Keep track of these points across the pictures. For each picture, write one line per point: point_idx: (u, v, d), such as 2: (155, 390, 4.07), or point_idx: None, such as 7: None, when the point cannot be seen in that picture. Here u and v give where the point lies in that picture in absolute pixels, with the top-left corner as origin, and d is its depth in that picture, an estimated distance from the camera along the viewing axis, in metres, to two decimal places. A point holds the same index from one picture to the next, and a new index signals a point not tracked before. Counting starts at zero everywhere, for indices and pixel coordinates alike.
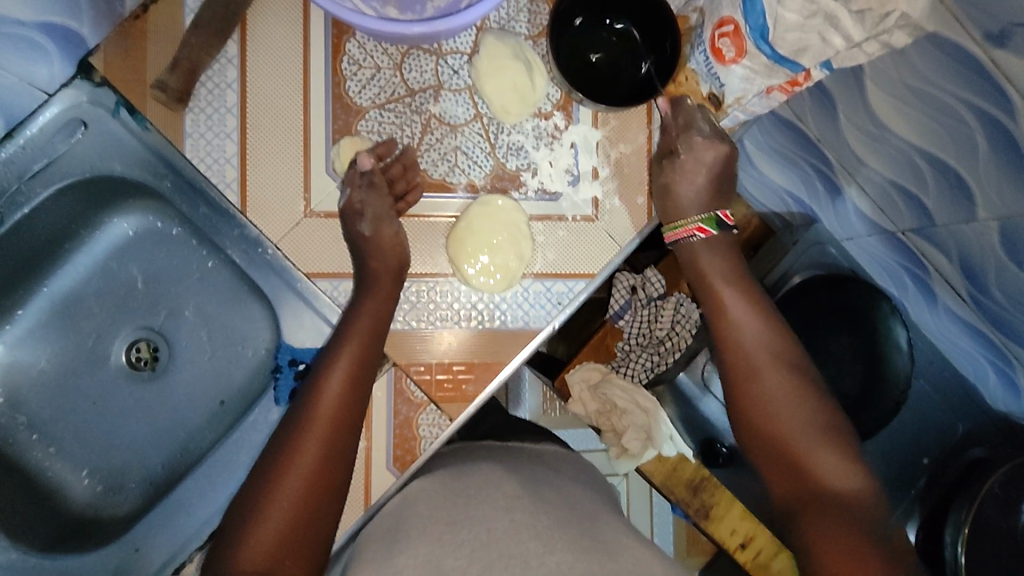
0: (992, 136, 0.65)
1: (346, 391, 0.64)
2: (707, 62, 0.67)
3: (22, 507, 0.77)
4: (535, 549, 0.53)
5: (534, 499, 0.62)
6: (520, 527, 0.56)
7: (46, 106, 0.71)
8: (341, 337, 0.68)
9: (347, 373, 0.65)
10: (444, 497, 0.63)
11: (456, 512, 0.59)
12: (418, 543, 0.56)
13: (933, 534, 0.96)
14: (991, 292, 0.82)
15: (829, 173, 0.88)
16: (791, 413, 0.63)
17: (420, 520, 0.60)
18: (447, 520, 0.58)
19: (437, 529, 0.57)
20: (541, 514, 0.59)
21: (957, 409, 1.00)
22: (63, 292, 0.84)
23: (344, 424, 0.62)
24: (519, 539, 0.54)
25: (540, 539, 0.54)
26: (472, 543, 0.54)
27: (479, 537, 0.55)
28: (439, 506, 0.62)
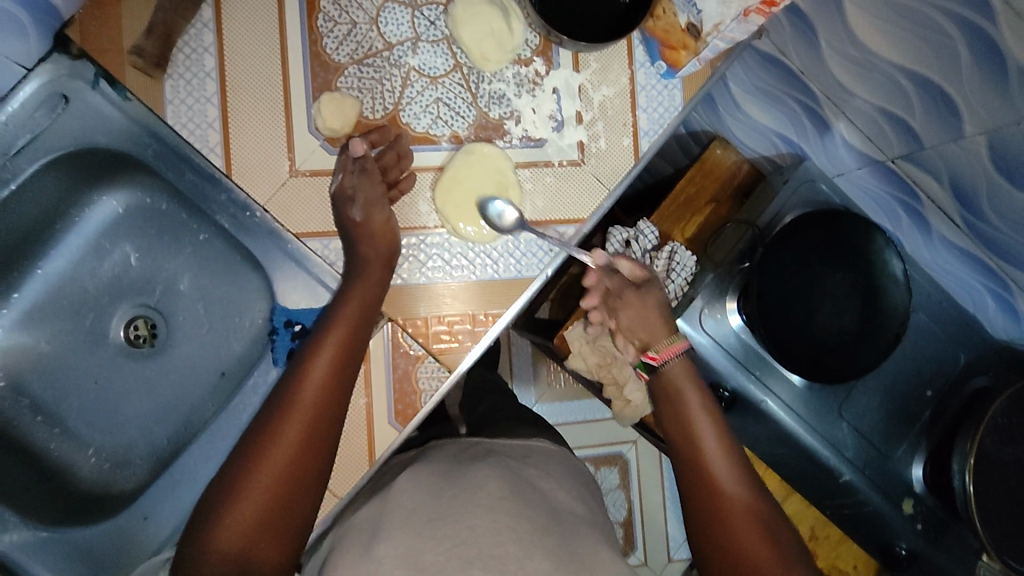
0: (975, 44, 0.65)
1: (333, 372, 0.63)
2: None
3: (30, 485, 0.78)
4: (514, 553, 0.54)
5: (520, 493, 0.63)
6: (501, 528, 0.57)
7: (24, 83, 0.71)
8: (328, 323, 0.67)
9: (335, 356, 0.64)
10: (428, 491, 0.64)
11: (438, 507, 0.61)
12: (397, 533, 0.59)
13: (940, 466, 0.96)
14: (986, 216, 0.82)
15: (815, 106, 0.88)
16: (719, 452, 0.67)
17: (406, 513, 0.62)
18: (428, 518, 0.59)
19: (419, 522, 0.59)
20: (524, 517, 0.59)
21: (959, 340, 0.99)
22: (58, 274, 0.84)
23: (326, 411, 0.61)
24: (500, 540, 0.55)
25: (521, 545, 0.55)
26: (453, 539, 0.56)
27: (457, 534, 0.57)
28: (422, 500, 0.63)
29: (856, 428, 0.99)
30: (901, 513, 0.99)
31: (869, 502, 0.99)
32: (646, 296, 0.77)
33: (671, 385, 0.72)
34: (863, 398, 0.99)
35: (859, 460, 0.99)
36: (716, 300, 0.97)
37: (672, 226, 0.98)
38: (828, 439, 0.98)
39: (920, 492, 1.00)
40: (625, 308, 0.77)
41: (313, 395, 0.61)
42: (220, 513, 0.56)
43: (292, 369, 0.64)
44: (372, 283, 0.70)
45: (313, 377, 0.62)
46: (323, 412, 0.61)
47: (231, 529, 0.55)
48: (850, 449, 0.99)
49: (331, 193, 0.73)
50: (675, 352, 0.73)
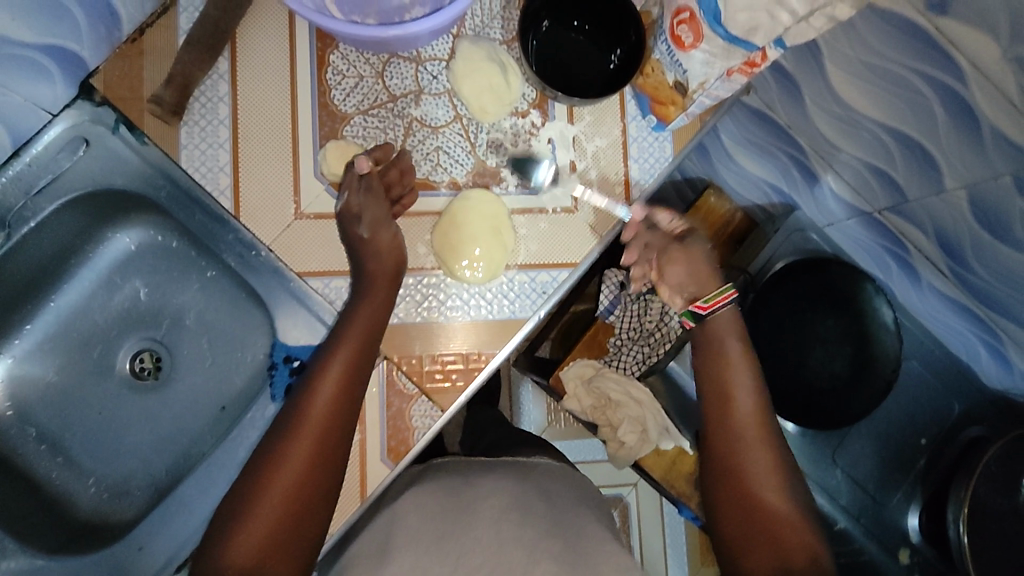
0: (948, 104, 0.68)
1: (340, 394, 0.65)
2: (669, 51, 0.71)
3: (29, 514, 0.79)
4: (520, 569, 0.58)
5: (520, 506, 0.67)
6: (507, 540, 0.62)
7: (50, 126, 0.75)
8: (339, 336, 0.69)
9: (343, 376, 0.66)
10: (434, 509, 0.66)
11: (449, 523, 0.64)
12: (405, 555, 0.61)
13: (937, 516, 0.95)
14: (972, 267, 0.84)
15: (804, 159, 0.91)
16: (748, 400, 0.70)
17: (414, 524, 0.65)
18: (435, 535, 0.63)
19: (429, 539, 0.62)
20: (525, 528, 0.63)
21: (953, 389, 0.99)
22: (69, 307, 0.87)
23: (335, 428, 0.64)
24: (505, 553, 0.60)
25: (524, 553, 0.60)
26: (461, 554, 0.60)
27: (467, 545, 0.61)
28: (429, 515, 0.66)
29: (851, 475, 0.99)
30: (898, 563, 0.98)
31: (866, 551, 0.98)
32: (692, 249, 0.79)
33: (712, 335, 0.74)
34: (857, 444, 1.00)
35: (853, 509, 0.99)
36: None
37: None
38: (823, 485, 0.98)
39: (917, 543, 0.99)
40: (670, 264, 0.79)
41: (320, 418, 0.63)
42: (221, 545, 0.57)
43: (300, 388, 0.66)
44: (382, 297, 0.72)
45: (322, 395, 0.65)
46: (329, 429, 0.63)
47: (242, 543, 0.58)
48: (845, 496, 0.99)
49: (338, 213, 0.76)
50: (725, 302, 0.74)
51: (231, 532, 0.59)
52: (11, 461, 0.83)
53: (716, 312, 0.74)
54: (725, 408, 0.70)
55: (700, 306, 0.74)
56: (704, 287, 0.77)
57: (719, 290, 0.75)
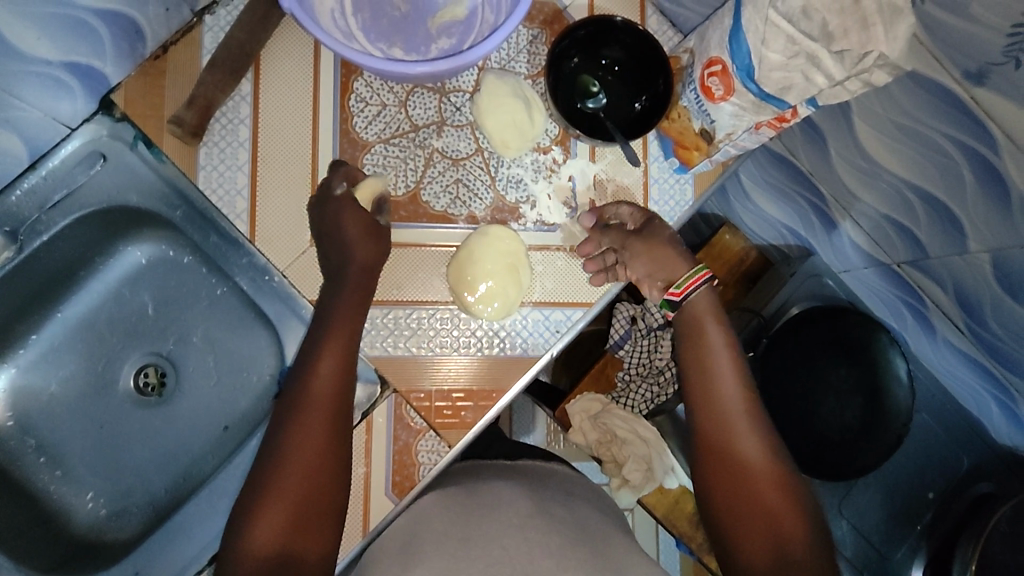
0: (978, 170, 0.67)
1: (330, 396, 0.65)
2: (697, 100, 0.70)
3: (25, 531, 0.79)
4: (548, 569, 0.56)
5: (546, 516, 0.66)
6: (534, 544, 0.60)
7: (68, 141, 0.74)
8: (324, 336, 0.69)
9: (327, 387, 0.65)
10: (454, 512, 0.68)
11: (467, 529, 0.63)
12: (433, 557, 0.60)
13: (940, 572, 0.94)
14: (990, 325, 0.83)
15: (823, 206, 0.91)
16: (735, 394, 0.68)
17: (440, 529, 0.65)
18: (461, 536, 0.62)
19: (452, 544, 0.61)
20: (554, 533, 0.63)
21: (962, 443, 0.99)
22: (77, 318, 0.86)
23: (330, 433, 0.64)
24: (534, 558, 0.58)
25: (554, 558, 0.58)
26: (489, 560, 0.57)
27: (497, 549, 0.59)
28: (452, 521, 0.65)
29: (855, 524, 0.99)
30: None
31: None
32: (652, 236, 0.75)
33: (692, 321, 0.72)
34: (861, 493, 0.99)
35: (855, 560, 0.99)
36: None
37: None
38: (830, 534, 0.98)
39: None
40: (635, 258, 0.75)
41: (317, 419, 0.64)
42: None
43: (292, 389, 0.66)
44: (357, 293, 0.70)
45: (312, 410, 0.64)
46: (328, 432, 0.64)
47: (251, 552, 0.58)
48: (846, 544, 0.99)
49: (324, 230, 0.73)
50: (697, 284, 0.72)
51: (235, 548, 0.58)
52: (9, 473, 0.83)
53: (690, 296, 0.72)
54: (712, 395, 0.68)
55: (675, 293, 0.72)
56: (671, 271, 0.74)
57: (689, 273, 0.73)
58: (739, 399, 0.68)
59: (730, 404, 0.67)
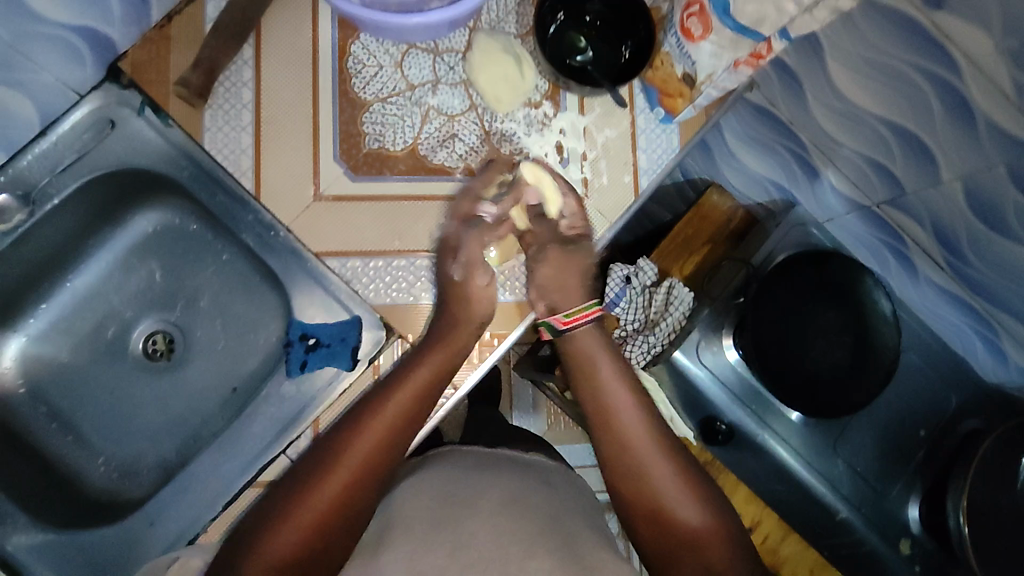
0: (944, 97, 0.72)
1: (385, 438, 0.65)
2: (679, 44, 0.74)
3: (41, 490, 0.80)
4: (516, 555, 0.58)
5: (529, 497, 0.66)
6: (501, 531, 0.61)
7: (77, 107, 0.77)
8: (394, 385, 0.69)
9: (394, 420, 0.66)
10: (436, 494, 0.65)
11: (442, 510, 0.63)
12: (400, 540, 0.61)
13: (937, 506, 0.97)
14: (969, 259, 0.87)
15: (806, 155, 0.95)
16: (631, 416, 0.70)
17: (413, 510, 0.64)
18: (433, 520, 0.62)
19: (426, 526, 0.61)
20: (523, 520, 0.62)
21: (950, 381, 1.02)
22: (86, 287, 0.89)
23: (376, 472, 0.63)
24: (501, 542, 0.59)
25: (521, 545, 0.59)
26: (454, 545, 0.59)
27: (454, 537, 0.60)
28: (431, 500, 0.65)
29: (851, 466, 1.01)
30: (898, 554, 1.00)
31: (866, 541, 1.00)
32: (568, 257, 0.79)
33: (582, 357, 0.75)
34: (857, 434, 1.01)
35: (854, 498, 1.00)
36: (712, 334, 1.02)
37: (670, 262, 1.05)
38: (826, 475, 1.01)
39: (917, 534, 1.01)
40: (544, 264, 0.79)
41: (363, 456, 0.63)
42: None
43: (347, 421, 0.66)
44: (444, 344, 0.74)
45: (349, 463, 0.62)
46: (371, 470, 0.63)
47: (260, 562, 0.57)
48: (845, 485, 1.00)
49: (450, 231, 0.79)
50: (585, 317, 0.76)
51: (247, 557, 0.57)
52: (23, 438, 0.84)
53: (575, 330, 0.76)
54: (613, 433, 0.69)
55: (560, 320, 0.76)
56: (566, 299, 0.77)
57: (580, 306, 0.77)
58: (638, 419, 0.70)
59: (627, 427, 0.69)
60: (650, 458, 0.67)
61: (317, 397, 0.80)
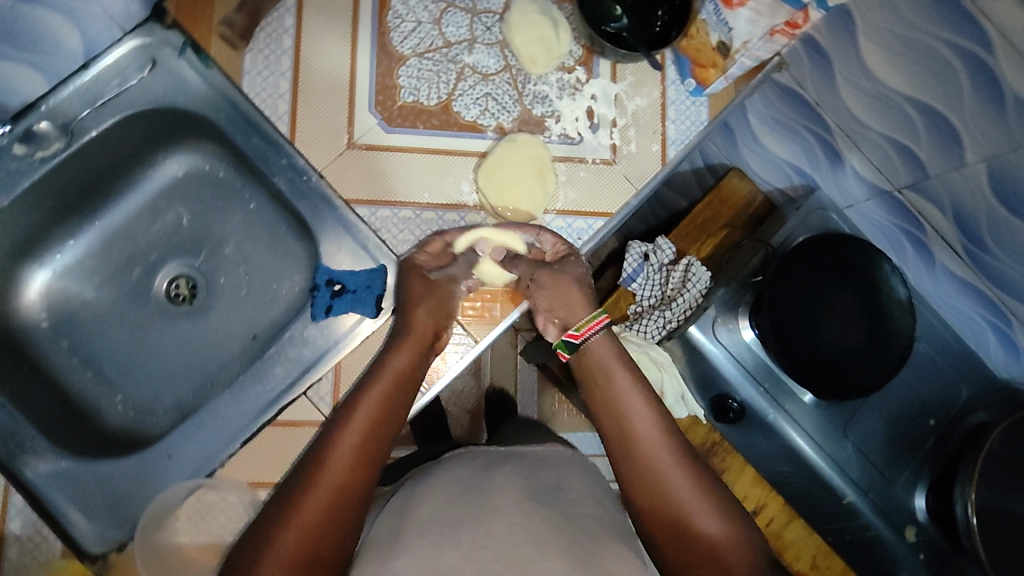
0: (974, 74, 0.73)
1: (370, 428, 0.60)
2: (717, 11, 0.80)
3: (59, 420, 0.81)
4: (533, 554, 0.52)
5: (548, 496, 0.61)
6: (520, 529, 0.54)
7: (120, 43, 0.78)
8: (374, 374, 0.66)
9: (375, 410, 0.62)
10: (446, 493, 0.60)
11: (454, 509, 0.57)
12: (415, 542, 0.54)
13: (944, 493, 0.98)
14: (989, 246, 0.88)
15: (829, 138, 0.98)
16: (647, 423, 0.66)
17: (425, 512, 0.58)
18: (446, 520, 0.55)
19: (438, 525, 0.55)
20: (542, 518, 0.56)
21: (962, 373, 1.03)
22: (114, 227, 0.90)
23: (362, 468, 0.58)
24: (520, 542, 0.53)
25: (540, 544, 0.53)
26: (470, 543, 0.53)
27: (474, 533, 0.54)
28: (440, 500, 0.59)
29: (860, 449, 1.01)
30: (904, 541, 1.01)
31: (872, 527, 1.01)
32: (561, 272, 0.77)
33: (591, 363, 0.71)
34: (866, 420, 1.02)
35: (862, 482, 1.01)
36: (729, 313, 1.02)
37: (688, 244, 1.03)
38: (834, 457, 1.01)
39: (924, 522, 1.01)
40: (543, 292, 0.77)
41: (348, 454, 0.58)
42: None
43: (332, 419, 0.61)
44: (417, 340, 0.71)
45: (335, 464, 0.57)
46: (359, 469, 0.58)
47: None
48: (853, 469, 1.01)
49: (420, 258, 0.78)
50: (595, 328, 0.73)
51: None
52: (43, 370, 0.85)
53: (589, 339, 0.72)
54: (628, 440, 0.65)
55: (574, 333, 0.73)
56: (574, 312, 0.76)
57: (590, 317, 0.74)
58: (655, 427, 0.66)
59: (643, 433, 0.65)
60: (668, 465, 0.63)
61: (340, 341, 0.81)
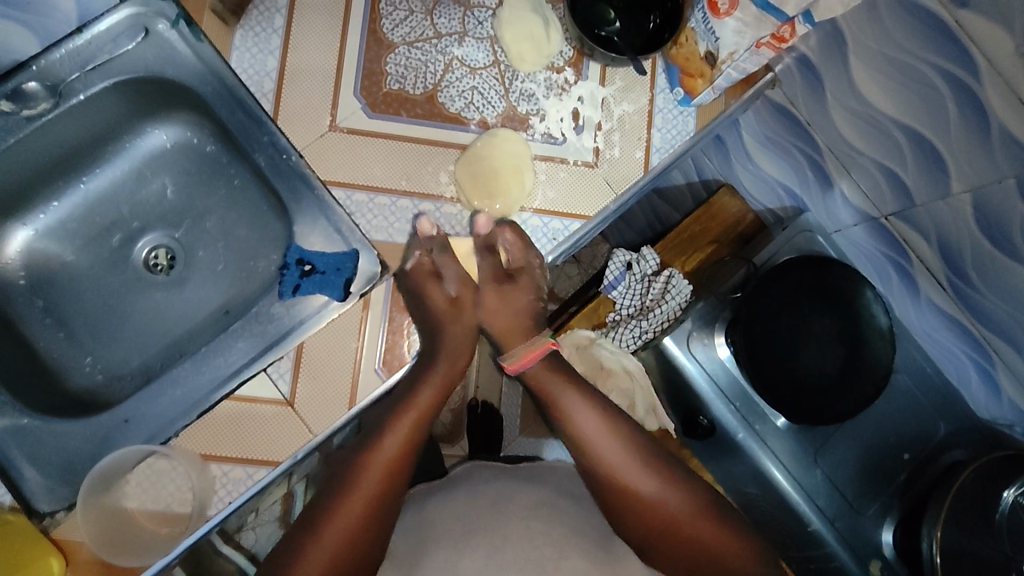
0: (961, 101, 0.72)
1: (397, 458, 0.77)
2: (704, 19, 0.77)
3: (24, 377, 0.81)
4: (549, 554, 0.73)
5: (550, 518, 0.77)
6: (535, 532, 0.75)
7: (116, 10, 0.78)
8: (397, 410, 0.79)
9: (404, 434, 0.78)
10: (466, 503, 0.78)
11: (472, 515, 0.77)
12: (436, 547, 0.74)
13: (911, 530, 0.96)
14: (973, 281, 0.85)
15: (819, 159, 0.95)
16: (591, 423, 0.81)
17: (446, 512, 0.78)
18: (466, 526, 0.75)
19: (456, 531, 0.75)
20: (555, 524, 0.76)
21: (942, 409, 1.00)
22: (99, 191, 0.91)
23: (389, 480, 0.76)
24: (536, 545, 0.73)
25: (555, 546, 0.74)
26: (485, 542, 0.73)
27: (493, 540, 0.73)
28: (465, 502, 0.79)
29: (831, 478, 1.00)
30: None
31: (837, 557, 0.99)
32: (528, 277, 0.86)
33: (546, 392, 0.83)
34: (838, 447, 1.00)
35: (829, 509, 0.99)
36: (705, 327, 1.00)
37: (673, 256, 1.05)
38: (801, 483, 0.99)
39: (890, 557, 0.99)
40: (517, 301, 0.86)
41: (378, 469, 0.76)
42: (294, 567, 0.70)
43: (364, 440, 0.78)
44: (434, 396, 0.81)
45: (366, 486, 0.75)
46: (386, 483, 0.76)
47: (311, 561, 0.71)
48: (821, 495, 0.99)
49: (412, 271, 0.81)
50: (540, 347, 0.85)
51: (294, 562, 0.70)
52: (15, 326, 0.86)
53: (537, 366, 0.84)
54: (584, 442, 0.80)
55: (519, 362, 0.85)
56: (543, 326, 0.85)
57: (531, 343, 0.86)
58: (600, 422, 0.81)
59: (593, 435, 0.80)
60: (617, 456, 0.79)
61: (306, 321, 0.81)
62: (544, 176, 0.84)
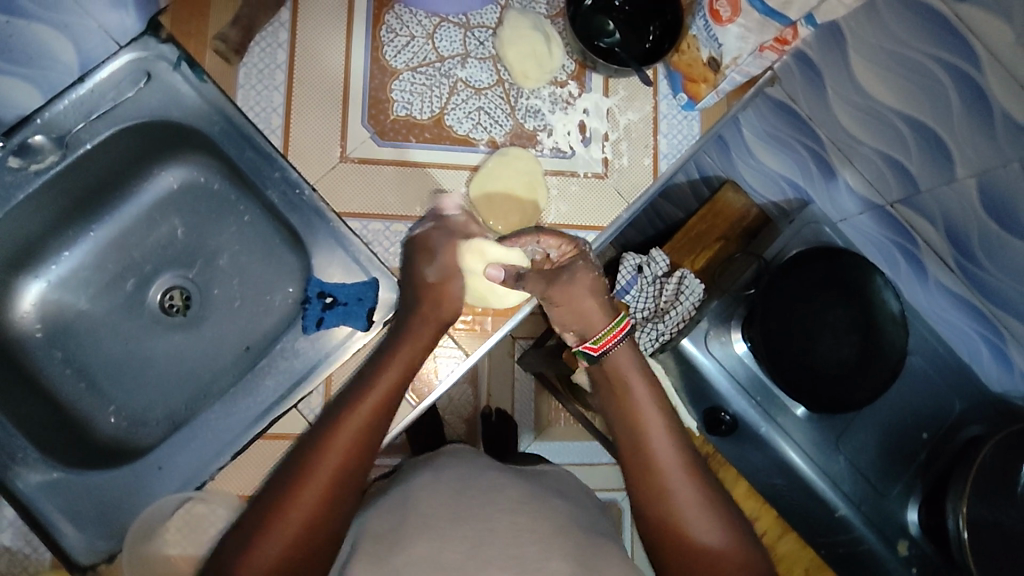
0: (962, 88, 0.74)
1: (373, 421, 0.60)
2: (706, 27, 0.79)
3: (51, 431, 0.81)
4: (536, 553, 0.56)
5: (537, 505, 0.63)
6: (521, 528, 0.59)
7: (116, 56, 0.77)
8: (373, 372, 0.65)
9: (386, 390, 0.63)
10: (449, 489, 0.64)
11: (452, 507, 0.61)
12: (414, 539, 0.57)
13: (935, 509, 0.98)
14: (982, 263, 0.87)
15: (822, 152, 0.98)
16: (655, 422, 0.66)
17: (426, 506, 0.62)
18: (446, 515, 0.59)
19: (440, 520, 0.59)
20: (542, 517, 0.61)
21: (955, 388, 1.02)
22: (109, 237, 0.90)
23: (363, 454, 0.59)
24: (519, 540, 0.57)
25: (541, 544, 0.57)
26: (469, 542, 0.56)
27: (476, 532, 0.57)
28: (444, 491, 0.64)
29: (853, 463, 1.02)
30: (896, 554, 1.01)
31: (864, 540, 1.01)
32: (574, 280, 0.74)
33: (613, 372, 0.69)
34: (859, 432, 1.02)
35: (853, 492, 1.01)
36: (722, 326, 1.02)
37: (683, 256, 1.04)
38: (823, 469, 1.01)
39: (916, 536, 1.01)
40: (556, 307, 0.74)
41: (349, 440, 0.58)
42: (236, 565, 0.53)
43: (337, 402, 0.62)
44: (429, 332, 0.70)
45: (335, 453, 0.58)
46: (357, 453, 0.58)
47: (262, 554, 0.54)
48: (846, 480, 1.01)
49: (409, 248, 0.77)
50: (614, 341, 0.70)
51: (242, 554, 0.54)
52: (37, 380, 0.85)
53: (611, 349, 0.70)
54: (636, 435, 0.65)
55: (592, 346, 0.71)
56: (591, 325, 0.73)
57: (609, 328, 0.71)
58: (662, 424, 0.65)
59: (651, 436, 0.65)
60: (670, 467, 0.63)
61: (331, 354, 0.81)
62: (556, 191, 0.84)
